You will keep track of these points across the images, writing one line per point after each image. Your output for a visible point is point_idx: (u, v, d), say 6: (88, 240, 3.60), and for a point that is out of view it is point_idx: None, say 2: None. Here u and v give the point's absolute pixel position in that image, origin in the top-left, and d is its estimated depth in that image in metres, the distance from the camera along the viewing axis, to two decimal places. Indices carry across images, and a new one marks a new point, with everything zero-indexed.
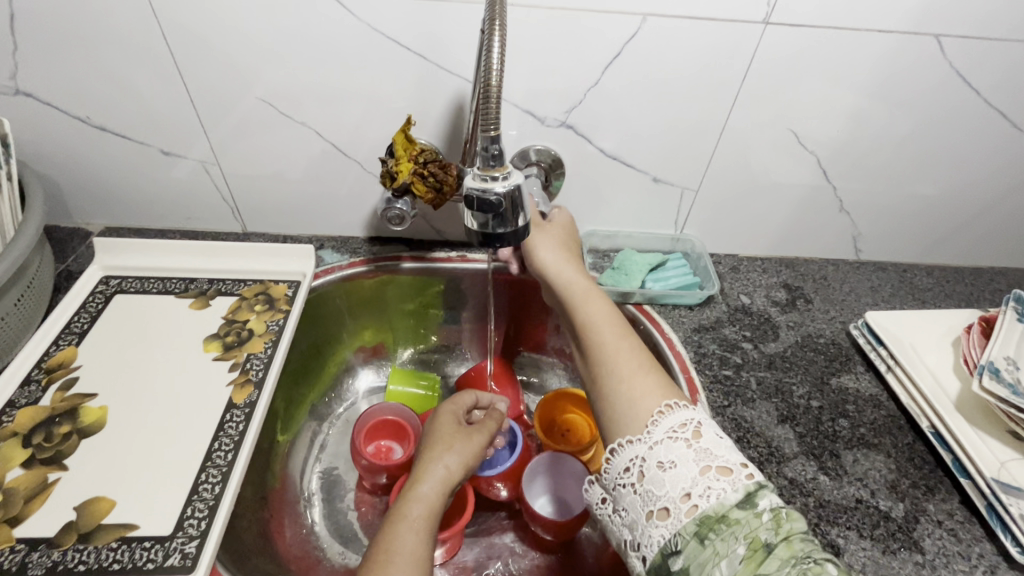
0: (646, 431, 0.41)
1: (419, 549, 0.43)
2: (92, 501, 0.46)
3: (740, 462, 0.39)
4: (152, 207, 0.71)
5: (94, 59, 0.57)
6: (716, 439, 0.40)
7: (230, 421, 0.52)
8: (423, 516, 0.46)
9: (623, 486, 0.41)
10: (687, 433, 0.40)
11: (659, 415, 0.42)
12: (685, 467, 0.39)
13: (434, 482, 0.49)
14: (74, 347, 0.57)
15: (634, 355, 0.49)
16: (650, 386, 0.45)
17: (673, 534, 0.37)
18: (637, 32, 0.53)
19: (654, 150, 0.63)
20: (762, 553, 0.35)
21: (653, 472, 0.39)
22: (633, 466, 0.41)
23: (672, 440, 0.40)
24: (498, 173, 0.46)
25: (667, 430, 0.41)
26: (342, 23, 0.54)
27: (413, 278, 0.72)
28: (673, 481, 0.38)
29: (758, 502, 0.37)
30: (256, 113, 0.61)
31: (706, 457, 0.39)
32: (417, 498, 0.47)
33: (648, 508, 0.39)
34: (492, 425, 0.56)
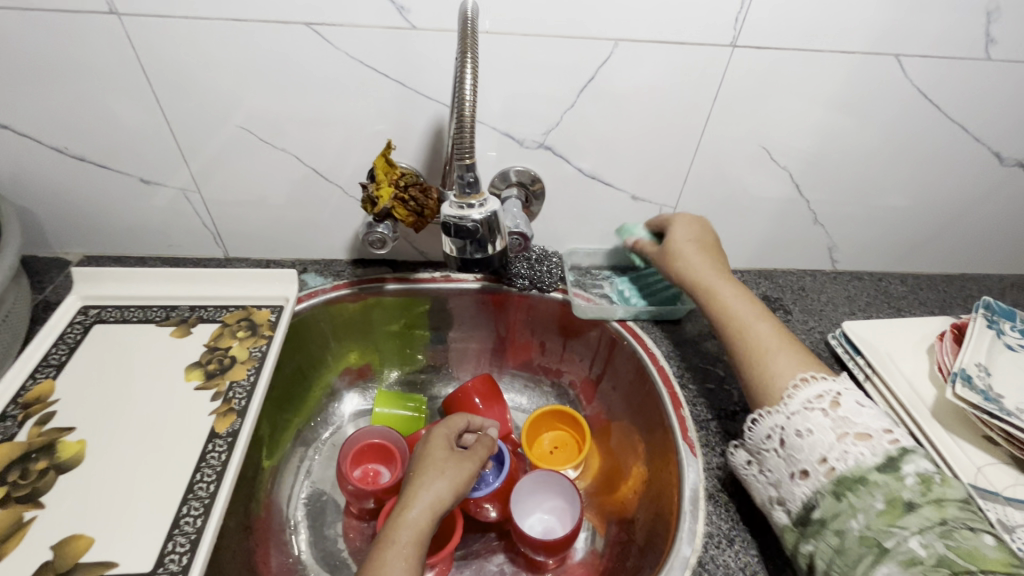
0: (783, 402, 0.46)
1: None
2: (70, 539, 0.45)
3: (882, 429, 0.43)
4: (133, 235, 0.71)
5: (72, 91, 0.57)
6: (857, 409, 0.44)
7: (212, 452, 0.51)
8: (411, 543, 0.45)
9: (767, 450, 0.47)
10: (823, 404, 0.45)
11: (795, 386, 0.47)
12: (823, 434, 0.43)
13: (423, 507, 0.48)
14: (51, 380, 0.56)
15: (767, 335, 0.52)
16: (792, 362, 0.49)
17: (814, 491, 0.42)
18: (608, 56, 0.55)
19: (632, 168, 0.64)
20: (902, 509, 0.39)
21: (792, 439, 0.45)
22: (773, 434, 0.46)
23: (809, 411, 0.45)
24: (474, 201, 0.48)
25: (803, 402, 0.45)
26: (319, 52, 0.55)
27: (398, 299, 0.73)
28: (812, 446, 0.43)
29: (902, 467, 0.40)
30: (237, 141, 0.62)
31: (845, 424, 0.43)
32: (405, 523, 0.47)
33: (791, 469, 0.44)
34: (482, 451, 0.56)
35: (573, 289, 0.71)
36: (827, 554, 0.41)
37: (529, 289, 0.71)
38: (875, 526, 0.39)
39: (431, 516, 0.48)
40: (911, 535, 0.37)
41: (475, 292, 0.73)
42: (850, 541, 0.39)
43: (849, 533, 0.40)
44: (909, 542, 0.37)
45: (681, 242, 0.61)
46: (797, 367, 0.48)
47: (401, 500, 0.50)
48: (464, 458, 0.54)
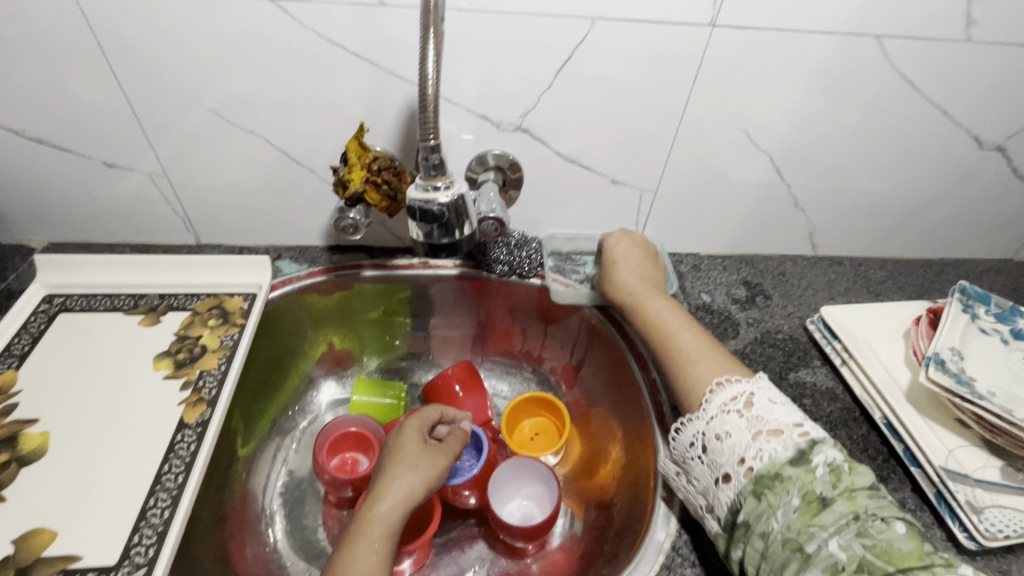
0: (702, 407, 0.47)
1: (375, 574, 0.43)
2: (32, 533, 0.44)
3: (793, 422, 0.44)
4: (99, 221, 0.68)
5: (27, 71, 0.54)
6: (769, 406, 0.45)
7: (181, 442, 0.50)
8: (381, 538, 0.45)
9: (692, 459, 0.47)
10: (738, 405, 0.45)
11: (715, 386, 0.48)
12: (740, 435, 0.44)
13: (395, 501, 0.48)
14: (13, 371, 0.55)
15: (695, 343, 0.53)
16: (711, 367, 0.50)
17: (736, 495, 0.43)
18: (585, 36, 0.53)
19: (611, 152, 0.63)
20: (817, 504, 0.40)
21: (712, 443, 0.45)
22: (696, 441, 0.47)
23: (726, 413, 0.45)
24: (440, 183, 0.47)
25: (720, 405, 0.46)
26: (285, 29, 0.52)
27: (375, 286, 0.71)
28: (731, 448, 0.44)
29: (813, 458, 0.42)
30: (204, 125, 0.59)
31: (758, 424, 0.44)
32: (376, 518, 0.46)
33: (715, 475, 0.45)
34: (455, 444, 0.56)
35: (551, 274, 0.70)
36: (755, 558, 0.41)
37: (509, 275, 0.70)
38: (795, 527, 0.39)
39: (402, 510, 0.48)
40: (829, 536, 0.38)
41: (454, 278, 0.72)
42: (773, 544, 0.40)
43: (771, 536, 0.40)
44: (828, 543, 0.38)
45: (620, 251, 0.64)
46: (720, 368, 0.49)
47: (372, 492, 0.49)
48: (438, 450, 0.54)
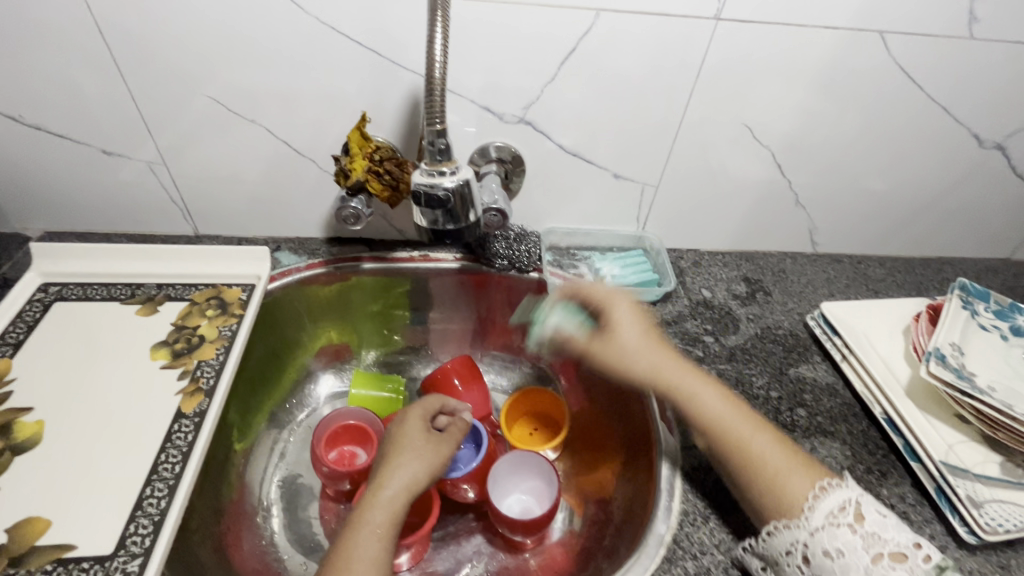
0: (803, 518, 0.43)
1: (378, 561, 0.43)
2: (26, 522, 0.43)
3: (912, 543, 0.41)
4: (96, 210, 0.68)
5: (24, 56, 0.54)
6: (881, 521, 0.41)
7: (178, 432, 0.49)
8: (384, 525, 0.45)
9: (791, 569, 0.43)
10: (847, 517, 0.42)
11: (813, 498, 0.44)
12: (858, 557, 0.40)
13: (398, 490, 0.48)
14: (6, 360, 0.54)
15: (773, 446, 0.48)
16: (796, 475, 0.45)
17: None
18: (591, 28, 0.53)
19: (614, 146, 0.63)
20: None
21: (820, 559, 0.41)
22: (795, 550, 0.42)
23: (836, 527, 0.41)
24: (446, 168, 0.47)
25: (827, 515, 0.42)
26: (289, 17, 0.52)
27: (375, 279, 0.71)
28: (845, 568, 0.40)
29: None
30: (205, 113, 0.59)
31: (875, 542, 0.40)
32: (378, 505, 0.46)
33: None
34: (459, 433, 0.55)
35: (549, 268, 0.70)
36: None
37: (509, 269, 0.70)
38: None
39: (405, 499, 0.48)
40: None
41: (454, 272, 0.71)
42: None
43: None
44: None
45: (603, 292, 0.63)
46: (805, 474, 0.46)
47: (375, 481, 0.49)
48: (441, 440, 0.54)
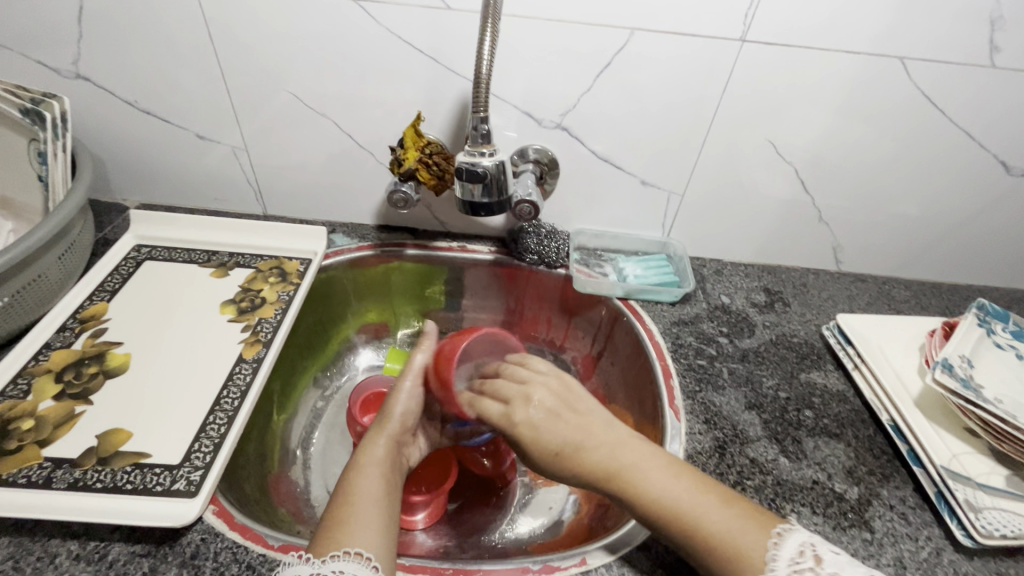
0: (769, 568, 0.40)
1: (384, 494, 0.48)
2: (112, 431, 0.51)
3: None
4: (183, 188, 0.78)
5: (146, 53, 0.64)
6: (838, 559, 0.40)
7: (239, 372, 0.57)
8: (384, 464, 0.51)
9: None
10: (808, 562, 0.40)
11: (774, 543, 0.41)
12: None
13: (394, 437, 0.54)
14: (104, 303, 0.64)
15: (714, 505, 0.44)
16: (748, 533, 0.42)
17: None
18: (625, 45, 0.59)
19: (643, 154, 0.68)
20: None
21: None
22: None
23: (800, 574, 0.39)
24: (485, 150, 0.54)
25: (789, 562, 0.40)
26: (364, 26, 0.60)
27: (416, 264, 0.78)
28: None
29: None
30: (285, 107, 0.68)
31: None
32: (378, 449, 0.52)
33: None
34: (421, 360, 0.58)
35: (576, 265, 0.76)
36: None
37: (538, 264, 0.76)
38: None
39: (398, 444, 0.54)
40: None
41: (488, 263, 0.78)
42: None
43: None
44: None
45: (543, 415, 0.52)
46: (754, 523, 0.43)
47: (371, 430, 0.55)
48: (418, 376, 0.58)
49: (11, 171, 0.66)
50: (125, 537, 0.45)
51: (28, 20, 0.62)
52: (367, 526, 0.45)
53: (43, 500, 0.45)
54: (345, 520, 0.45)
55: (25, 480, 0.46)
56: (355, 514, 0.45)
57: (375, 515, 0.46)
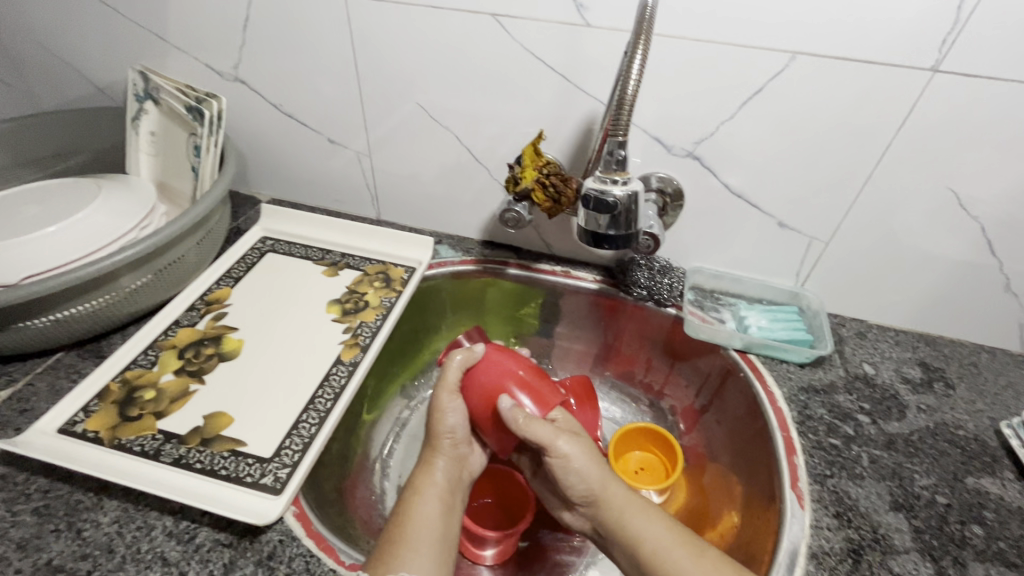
0: None
1: (441, 516, 0.48)
2: (217, 414, 0.53)
3: None
4: (309, 188, 0.82)
5: (293, 61, 0.68)
6: None
7: (336, 374, 0.58)
8: (443, 488, 0.50)
9: None
10: None
11: None
12: None
13: (449, 458, 0.53)
14: (228, 289, 0.68)
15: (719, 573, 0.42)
16: None
17: None
18: (784, 69, 0.53)
19: (785, 192, 0.61)
20: None
21: None
22: None
23: None
24: (618, 177, 0.50)
25: None
26: (498, 41, 0.59)
27: (516, 285, 0.76)
28: None
29: None
30: (409, 116, 0.69)
31: None
32: (435, 470, 0.52)
33: None
34: (454, 377, 0.54)
35: (689, 306, 0.69)
36: None
37: (646, 299, 0.70)
38: None
39: (454, 467, 0.53)
40: None
41: (591, 292, 0.73)
42: None
43: None
44: None
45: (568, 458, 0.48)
46: None
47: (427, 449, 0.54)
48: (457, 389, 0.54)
49: (171, 161, 0.74)
50: (213, 523, 0.46)
51: (203, 27, 0.69)
52: (421, 552, 0.44)
53: (150, 472, 0.48)
54: (400, 540, 0.45)
55: (139, 448, 0.50)
56: (410, 532, 0.46)
57: (431, 541, 0.46)
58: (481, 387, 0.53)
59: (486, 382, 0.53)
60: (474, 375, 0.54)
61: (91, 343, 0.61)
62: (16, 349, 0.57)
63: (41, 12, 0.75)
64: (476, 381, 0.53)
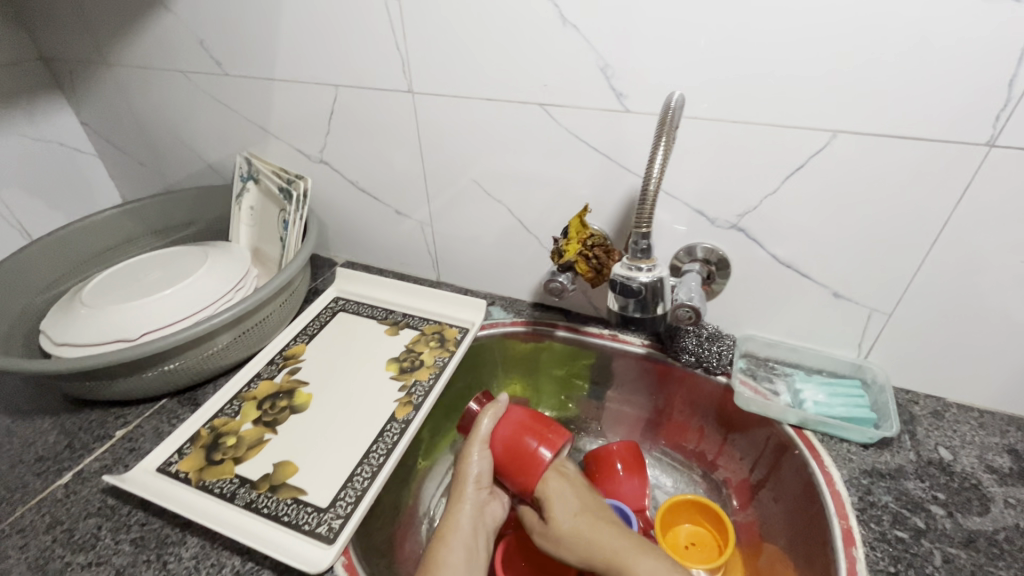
0: None
1: (467, 564, 0.53)
2: (284, 463, 0.59)
3: None
4: (379, 252, 0.91)
5: (367, 146, 0.78)
6: None
7: (389, 430, 0.62)
8: (467, 534, 0.55)
9: None
10: None
11: None
12: None
13: (473, 505, 0.57)
14: (303, 345, 0.76)
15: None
16: None
17: None
18: (824, 147, 0.53)
19: (837, 262, 0.59)
20: None
21: None
22: None
23: None
24: (644, 265, 0.52)
25: None
26: (546, 127, 0.64)
27: (565, 346, 0.78)
28: None
29: None
30: (467, 191, 0.76)
31: None
32: (461, 519, 0.56)
33: None
34: (486, 428, 0.59)
35: (740, 375, 0.67)
36: None
37: (695, 366, 0.69)
38: None
39: (479, 511, 0.57)
40: None
41: (638, 356, 0.74)
42: None
43: None
44: None
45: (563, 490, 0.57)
46: None
47: (452, 494, 0.58)
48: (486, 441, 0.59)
49: (265, 231, 0.85)
50: (273, 567, 0.50)
51: (297, 121, 0.80)
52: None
53: (226, 513, 0.54)
54: None
55: (219, 490, 0.56)
56: None
57: None
58: (502, 439, 0.59)
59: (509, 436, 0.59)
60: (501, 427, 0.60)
61: (189, 391, 0.71)
62: (132, 394, 0.67)
63: (173, 110, 0.91)
64: (500, 432, 0.60)
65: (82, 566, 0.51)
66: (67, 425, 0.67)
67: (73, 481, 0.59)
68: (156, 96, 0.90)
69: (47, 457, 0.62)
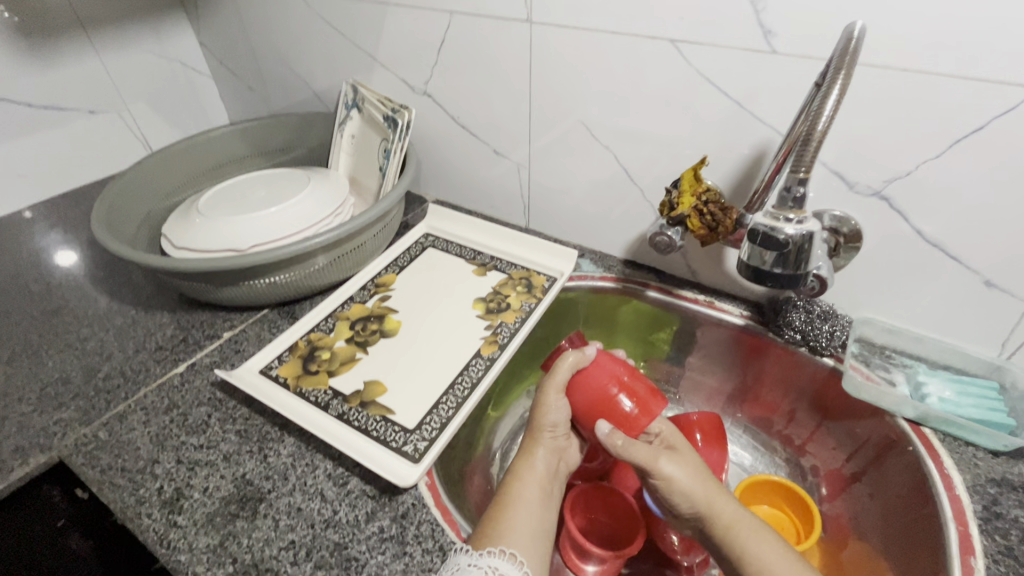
0: None
1: (541, 502, 0.52)
2: (373, 383, 0.61)
3: None
4: (470, 193, 0.90)
5: (474, 80, 0.76)
6: None
7: (474, 366, 0.63)
8: (542, 475, 0.54)
9: None
10: None
11: None
12: None
13: (550, 450, 0.56)
14: (393, 275, 0.78)
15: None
16: None
17: None
18: (1017, 107, 0.45)
19: (997, 246, 0.52)
20: None
21: None
22: None
23: None
24: (793, 215, 0.48)
25: None
26: (674, 68, 0.59)
27: (654, 307, 0.75)
28: None
29: None
30: (572, 134, 0.72)
31: None
32: (536, 459, 0.55)
33: None
34: (563, 376, 0.56)
35: (852, 360, 0.62)
36: None
37: (799, 344, 0.64)
38: None
39: (552, 457, 0.56)
40: None
41: (735, 327, 0.69)
42: None
43: None
44: None
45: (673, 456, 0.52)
46: None
47: (528, 437, 0.57)
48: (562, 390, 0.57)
49: (364, 160, 0.86)
50: (362, 476, 0.53)
51: (406, 49, 0.79)
52: (523, 531, 0.49)
53: (320, 420, 0.57)
54: (498, 521, 0.49)
55: (314, 399, 0.59)
56: (511, 515, 0.50)
57: (530, 528, 0.49)
58: (584, 393, 0.55)
59: (594, 388, 0.55)
60: (586, 376, 0.56)
61: (288, 304, 0.75)
62: (238, 301, 0.71)
63: (284, 32, 0.92)
64: (585, 385, 0.56)
65: (195, 447, 0.56)
66: (182, 321, 0.72)
67: (187, 372, 0.64)
68: (271, 17, 0.92)
69: (165, 348, 0.68)
